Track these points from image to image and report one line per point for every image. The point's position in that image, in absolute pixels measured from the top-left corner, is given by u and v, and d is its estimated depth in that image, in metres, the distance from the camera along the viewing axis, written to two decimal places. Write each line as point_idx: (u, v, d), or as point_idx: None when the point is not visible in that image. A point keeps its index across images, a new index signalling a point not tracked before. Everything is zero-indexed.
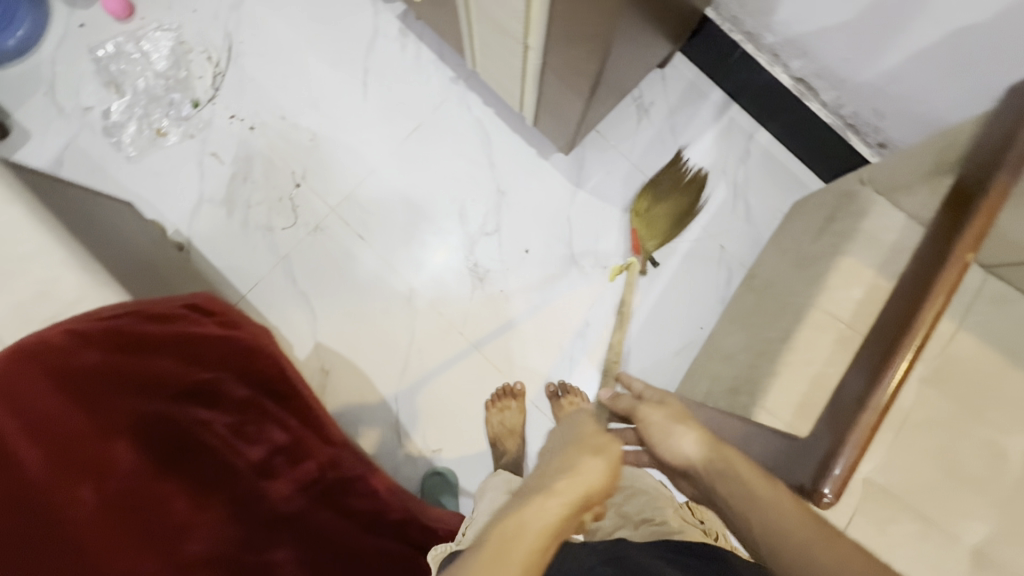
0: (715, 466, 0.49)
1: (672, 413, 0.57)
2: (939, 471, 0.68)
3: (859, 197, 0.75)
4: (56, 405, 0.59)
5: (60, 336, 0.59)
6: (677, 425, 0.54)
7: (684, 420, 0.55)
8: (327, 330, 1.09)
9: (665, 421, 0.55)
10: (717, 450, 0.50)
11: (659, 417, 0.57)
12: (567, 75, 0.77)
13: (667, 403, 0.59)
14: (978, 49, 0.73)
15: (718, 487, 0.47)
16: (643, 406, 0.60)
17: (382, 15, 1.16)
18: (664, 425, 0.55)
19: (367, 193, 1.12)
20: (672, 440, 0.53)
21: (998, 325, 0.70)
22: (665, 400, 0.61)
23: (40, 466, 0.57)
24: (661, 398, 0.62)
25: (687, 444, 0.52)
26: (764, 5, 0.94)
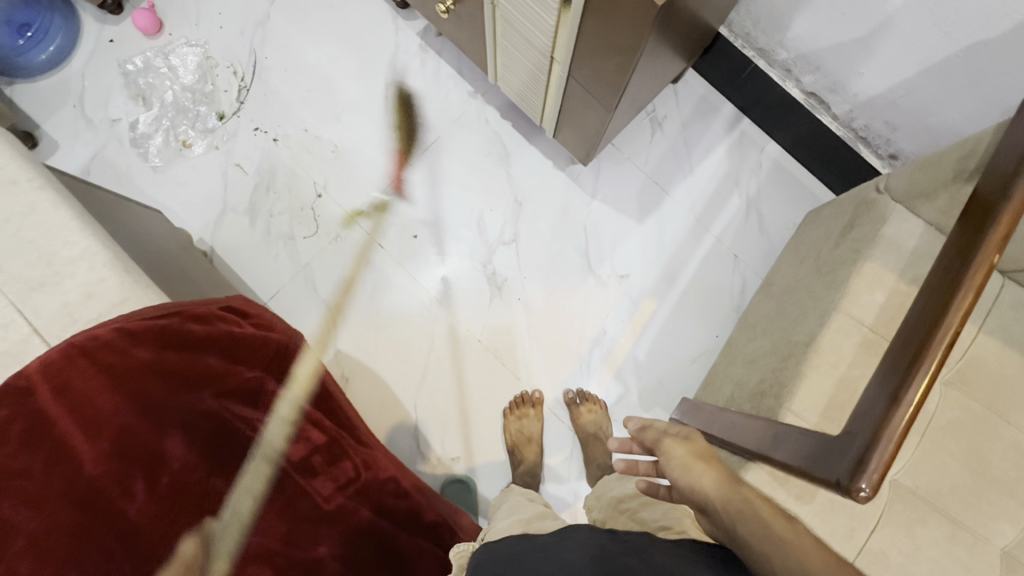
0: (733, 505, 0.49)
1: (697, 452, 0.55)
2: (967, 472, 0.69)
3: (877, 205, 0.77)
4: (110, 401, 0.57)
5: (112, 334, 0.59)
6: (699, 463, 0.53)
7: (706, 459, 0.54)
8: (348, 339, 1.13)
9: (689, 458, 0.54)
10: (735, 489, 0.50)
11: (682, 454, 0.55)
12: (590, 86, 0.81)
13: (693, 441, 0.57)
14: (989, 62, 0.77)
15: (736, 526, 0.48)
16: (669, 440, 0.58)
17: (402, 32, 1.23)
18: (686, 464, 0.54)
19: (387, 203, 1.18)
20: (693, 478, 0.53)
21: (1019, 329, 0.71)
22: (693, 438, 0.58)
23: (92, 461, 0.55)
24: (689, 433, 0.59)
25: (707, 483, 0.51)
26: (778, 23, 0.99)
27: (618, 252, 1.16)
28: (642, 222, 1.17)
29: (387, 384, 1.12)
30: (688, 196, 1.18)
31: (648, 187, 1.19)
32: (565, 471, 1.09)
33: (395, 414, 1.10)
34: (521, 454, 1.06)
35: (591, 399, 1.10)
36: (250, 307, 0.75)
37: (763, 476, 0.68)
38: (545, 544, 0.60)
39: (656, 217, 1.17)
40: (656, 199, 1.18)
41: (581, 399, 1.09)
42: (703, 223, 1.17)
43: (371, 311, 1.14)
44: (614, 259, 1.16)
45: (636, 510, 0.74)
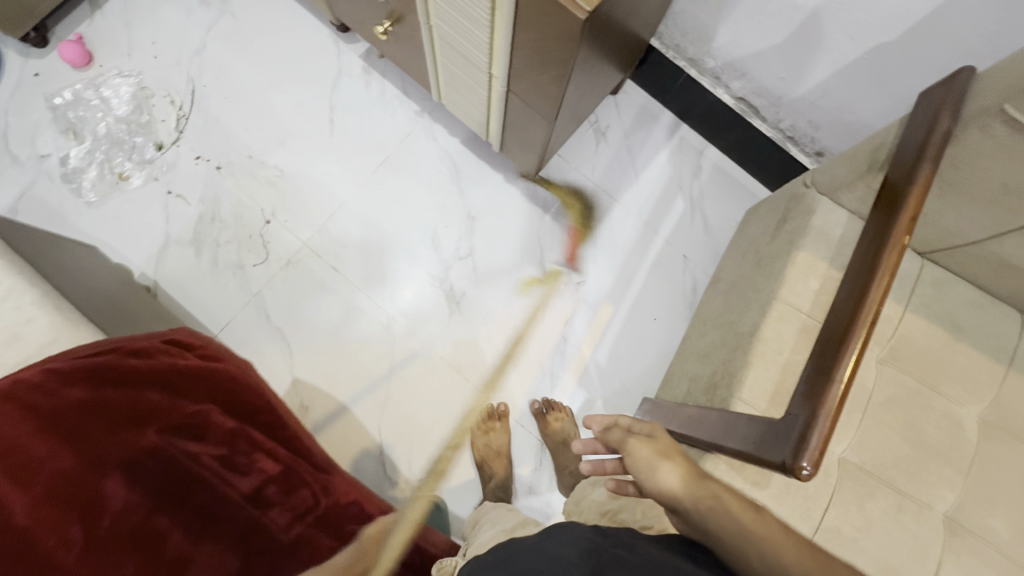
0: (704, 504, 0.50)
1: (661, 449, 0.57)
2: (905, 444, 0.73)
3: (806, 198, 0.82)
4: (40, 446, 0.54)
5: (37, 374, 0.55)
6: (662, 461, 0.55)
7: (670, 456, 0.56)
8: (306, 366, 1.10)
9: (651, 455, 0.56)
10: (703, 485, 0.52)
11: (645, 451, 0.57)
12: (528, 99, 0.83)
13: (657, 437, 0.59)
14: (891, 62, 0.84)
15: (710, 523, 0.49)
16: (633, 438, 0.60)
17: (345, 55, 1.23)
18: (649, 463, 0.55)
19: (338, 225, 1.16)
20: (658, 476, 0.54)
21: (939, 306, 0.76)
22: (656, 436, 0.60)
23: (24, 511, 0.51)
24: (653, 432, 0.61)
25: (671, 479, 0.53)
26: (704, 33, 1.04)
27: (573, 260, 1.19)
28: (594, 229, 1.20)
29: (350, 408, 1.09)
30: (636, 201, 1.22)
31: (598, 195, 1.22)
32: (536, 480, 1.09)
33: (360, 439, 1.08)
34: (491, 469, 1.06)
35: (559, 407, 1.10)
36: (194, 338, 0.75)
37: (721, 466, 0.70)
38: (531, 544, 0.59)
39: (607, 222, 1.21)
40: (605, 207, 1.21)
41: (548, 408, 1.10)
42: (652, 225, 1.21)
43: (328, 335, 1.12)
44: (569, 267, 1.18)
45: (616, 511, 0.75)
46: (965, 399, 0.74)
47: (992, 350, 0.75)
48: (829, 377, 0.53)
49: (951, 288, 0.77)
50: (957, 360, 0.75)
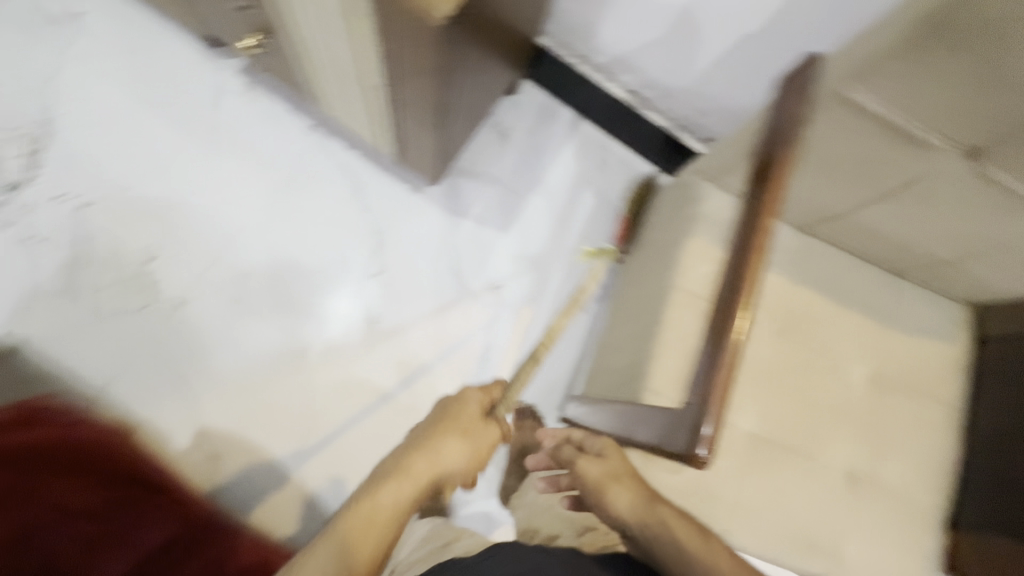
0: (649, 527, 0.61)
1: (610, 470, 0.67)
2: (804, 411, 0.77)
3: (695, 185, 0.84)
4: None
5: None
6: (611, 483, 0.66)
7: (618, 477, 0.66)
8: (212, 410, 1.02)
9: (602, 477, 0.66)
10: (651, 510, 0.62)
11: (596, 474, 0.67)
12: (411, 108, 0.80)
13: (607, 457, 0.68)
14: (758, 51, 0.89)
15: (652, 544, 0.60)
16: (584, 459, 0.69)
17: (222, 72, 1.15)
18: (599, 484, 0.66)
19: (233, 255, 1.08)
20: (608, 497, 0.65)
21: (823, 276, 0.81)
22: (606, 454, 0.68)
23: None
24: (602, 450, 0.69)
25: (619, 501, 0.64)
26: (589, 29, 1.06)
27: (489, 265, 1.17)
28: (507, 232, 1.19)
29: (267, 449, 1.02)
30: (545, 200, 1.22)
31: (508, 197, 1.21)
32: (474, 492, 1.07)
33: (281, 480, 1.02)
34: None
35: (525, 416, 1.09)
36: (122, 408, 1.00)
37: (638, 458, 0.71)
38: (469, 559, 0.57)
39: (519, 224, 1.20)
40: (516, 208, 1.21)
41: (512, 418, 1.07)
42: (563, 222, 1.22)
43: (233, 374, 1.04)
44: (486, 273, 1.17)
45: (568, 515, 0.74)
46: (854, 359, 0.79)
47: (870, 310, 0.81)
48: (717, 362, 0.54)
49: (831, 258, 0.82)
50: (843, 325, 0.80)
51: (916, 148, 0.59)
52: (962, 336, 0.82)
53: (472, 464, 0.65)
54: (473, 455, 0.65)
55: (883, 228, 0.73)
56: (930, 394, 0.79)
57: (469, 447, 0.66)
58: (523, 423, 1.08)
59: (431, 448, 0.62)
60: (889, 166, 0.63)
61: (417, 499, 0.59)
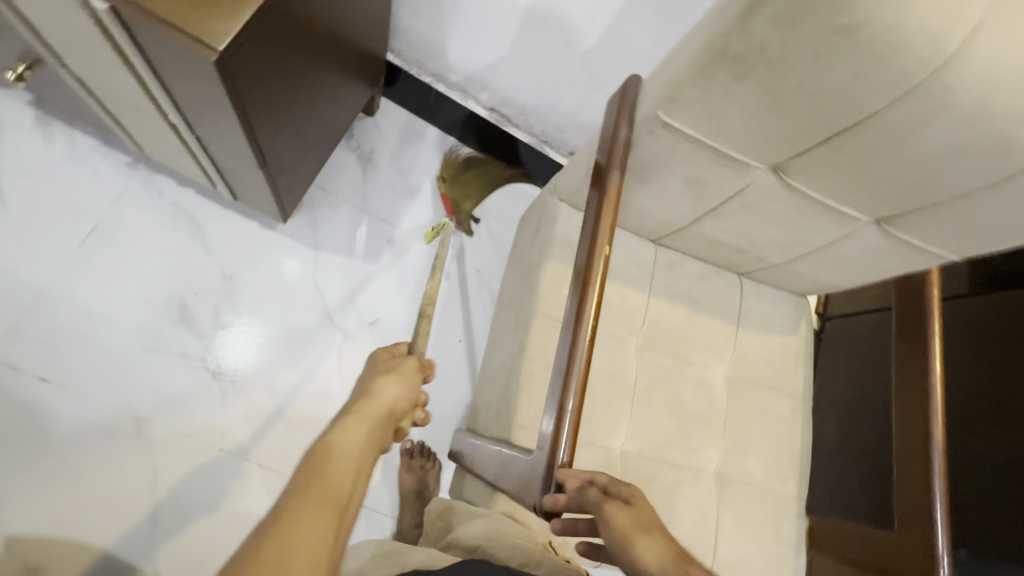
0: None
1: (640, 519, 0.52)
2: (673, 419, 0.79)
3: (551, 206, 0.83)
4: None
5: None
6: (642, 534, 0.51)
7: (648, 528, 0.52)
8: (21, 515, 0.84)
9: (631, 531, 0.51)
10: (683, 569, 0.50)
11: (624, 523, 0.51)
12: (227, 146, 0.70)
13: (636, 504, 0.53)
14: (599, 68, 0.90)
15: None
16: (613, 506, 0.52)
17: (2, 104, 0.96)
18: (626, 535, 0.51)
19: (36, 324, 0.90)
20: (636, 551, 0.50)
21: (677, 286, 0.84)
22: (636, 501, 0.54)
23: None
24: (631, 496, 0.54)
25: (648, 557, 0.50)
26: (436, 48, 1.01)
27: (360, 299, 1.09)
28: (378, 263, 1.12)
29: (102, 549, 0.85)
30: (416, 225, 1.16)
31: (376, 225, 1.14)
32: None
33: None
34: None
35: (428, 455, 1.04)
36: None
37: None
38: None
39: (391, 253, 1.13)
40: (385, 235, 1.14)
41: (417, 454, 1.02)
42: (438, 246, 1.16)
43: (45, 468, 0.86)
44: (358, 308, 1.08)
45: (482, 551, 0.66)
46: (710, 363, 0.83)
47: (722, 313, 0.85)
48: (567, 374, 0.55)
49: (684, 267, 0.85)
50: (700, 330, 0.83)
51: (732, 164, 0.62)
52: (802, 326, 0.89)
53: (413, 397, 0.58)
54: (411, 387, 0.58)
55: (722, 236, 0.77)
56: (778, 385, 0.85)
57: (403, 379, 0.58)
58: (412, 463, 1.01)
59: (366, 390, 0.55)
60: (715, 183, 0.65)
61: (374, 441, 0.51)
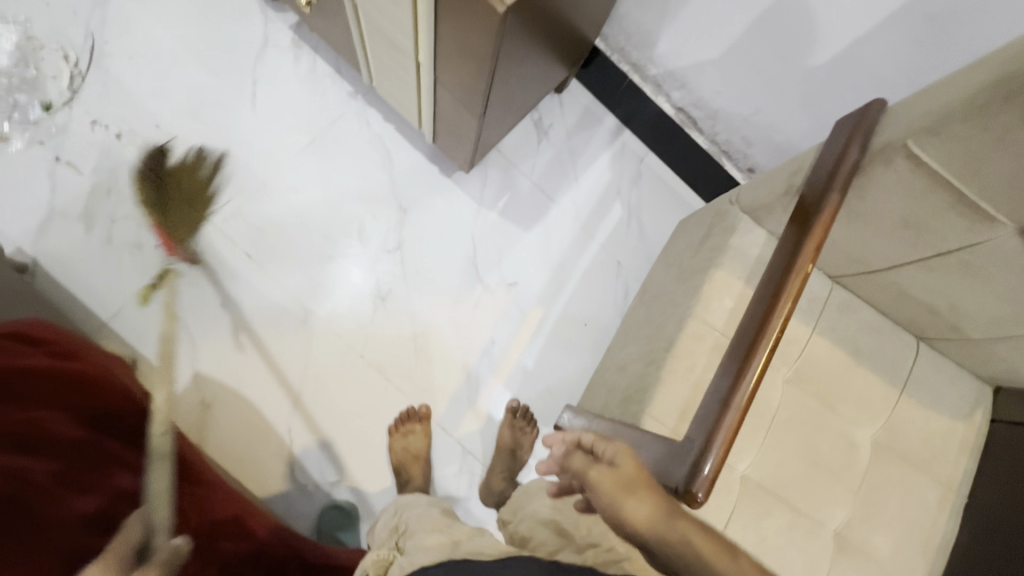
0: (668, 541, 0.49)
1: (624, 481, 0.53)
2: (804, 463, 0.75)
3: (729, 215, 0.81)
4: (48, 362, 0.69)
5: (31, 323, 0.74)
6: (627, 494, 0.52)
7: (635, 488, 0.52)
8: (208, 359, 1.02)
9: (615, 491, 0.52)
10: (670, 523, 0.50)
11: (608, 486, 0.53)
12: (457, 93, 0.77)
13: (620, 466, 0.54)
14: (820, 87, 0.86)
15: (673, 561, 0.48)
16: (595, 469, 0.55)
17: (272, 25, 1.14)
18: (614, 498, 0.52)
19: (255, 209, 1.07)
20: (623, 510, 0.51)
21: (845, 331, 0.79)
22: (619, 462, 0.55)
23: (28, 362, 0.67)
24: (614, 457, 0.55)
25: (638, 515, 0.50)
26: (648, 39, 1.03)
27: (505, 260, 1.15)
28: (530, 231, 1.17)
29: (256, 406, 1.02)
30: (573, 205, 1.20)
31: (536, 196, 1.19)
32: (456, 487, 1.06)
33: (267, 439, 1.01)
34: (407, 474, 1.00)
35: (529, 420, 1.08)
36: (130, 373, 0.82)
37: None
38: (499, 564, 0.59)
39: (543, 224, 1.18)
40: (542, 207, 1.18)
41: (522, 413, 1.07)
42: (588, 230, 1.19)
43: (232, 329, 1.03)
44: (501, 268, 1.14)
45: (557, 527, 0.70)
46: (860, 420, 0.77)
47: (887, 373, 0.78)
48: (724, 407, 0.53)
49: (857, 313, 0.79)
50: (858, 382, 0.78)
51: (969, 216, 0.57)
52: (978, 413, 0.79)
53: None
54: None
55: (918, 291, 0.71)
56: (932, 467, 0.77)
57: None
58: (513, 422, 1.06)
59: None
60: (940, 231, 0.61)
61: None
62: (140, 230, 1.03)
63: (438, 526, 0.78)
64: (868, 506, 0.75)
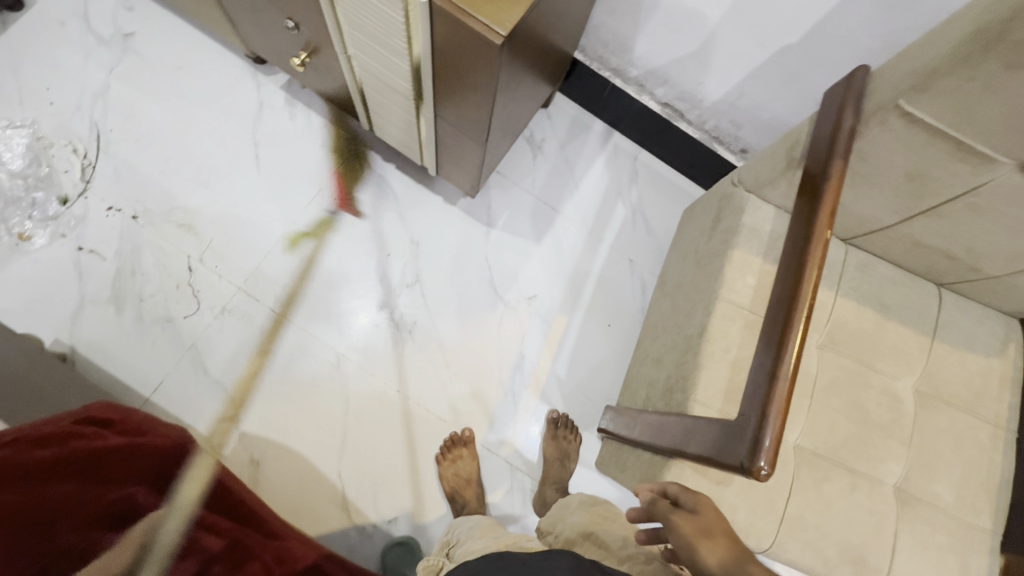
0: None
1: (702, 525, 0.55)
2: (853, 423, 0.77)
3: (736, 197, 0.84)
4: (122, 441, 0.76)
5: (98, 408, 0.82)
6: (703, 539, 0.54)
7: (711, 534, 0.55)
8: (251, 417, 1.04)
9: (692, 535, 0.55)
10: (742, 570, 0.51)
11: (686, 530, 0.56)
12: (459, 125, 0.80)
13: (701, 514, 0.57)
14: (797, 63, 0.89)
15: None
16: (676, 514, 0.58)
17: (264, 88, 1.18)
18: (689, 541, 0.55)
19: (276, 265, 1.10)
20: (698, 553, 0.53)
21: (867, 289, 0.81)
22: (699, 511, 0.57)
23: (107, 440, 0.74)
24: (695, 506, 0.58)
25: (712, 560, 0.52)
26: (624, 44, 1.07)
27: (522, 276, 1.17)
28: (540, 244, 1.19)
29: (304, 459, 1.03)
30: (577, 211, 1.23)
31: (540, 209, 1.22)
32: (510, 505, 1.07)
33: (319, 488, 1.02)
34: (462, 498, 1.01)
35: (571, 428, 1.09)
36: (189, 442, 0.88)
37: (685, 469, 0.70)
38: (530, 560, 0.61)
39: (552, 235, 1.20)
40: (548, 219, 1.21)
41: (562, 421, 1.09)
42: (595, 233, 1.22)
43: (270, 384, 1.05)
44: (519, 283, 1.17)
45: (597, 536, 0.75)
46: (900, 373, 0.79)
47: (917, 323, 0.80)
48: (773, 377, 0.53)
49: (875, 270, 0.81)
50: (890, 336, 0.80)
51: (969, 160, 0.60)
52: (1012, 348, 0.80)
53: None
54: None
55: (933, 239, 0.73)
56: (978, 408, 0.78)
57: None
58: (555, 433, 1.08)
59: None
60: (945, 180, 0.63)
61: None
62: (168, 304, 1.06)
63: (485, 531, 0.82)
64: (924, 455, 0.76)
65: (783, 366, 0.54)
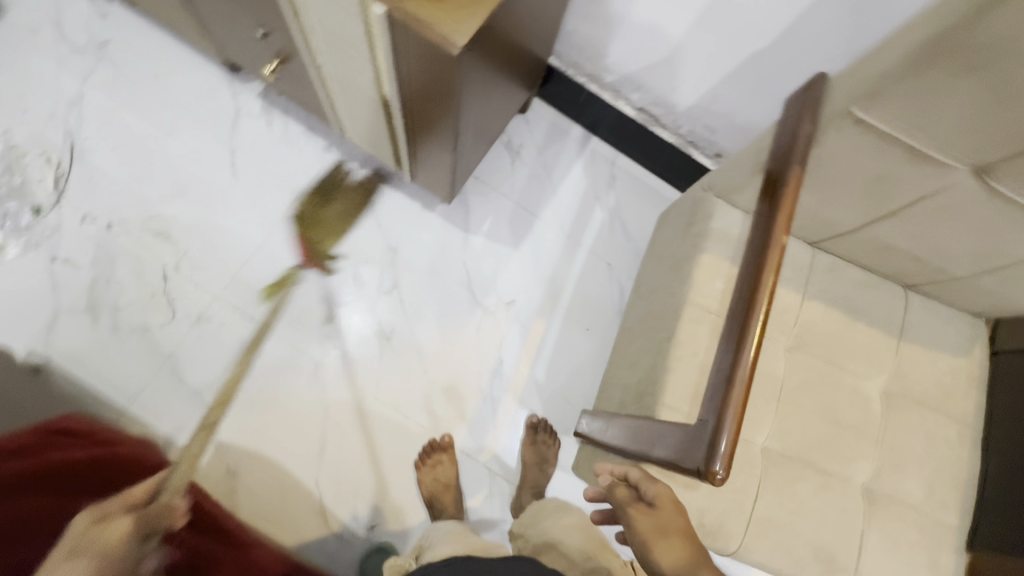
0: None
1: (660, 524, 0.59)
2: (822, 424, 0.77)
3: (706, 201, 0.85)
4: None
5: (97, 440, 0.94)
6: (659, 538, 0.58)
7: (667, 532, 0.58)
8: (228, 426, 1.03)
9: (650, 533, 0.58)
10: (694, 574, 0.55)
11: (643, 525, 0.59)
12: (428, 131, 0.81)
13: (659, 508, 0.60)
14: (766, 68, 0.91)
15: None
16: (635, 508, 0.61)
17: (241, 96, 1.19)
18: (646, 539, 0.58)
19: (253, 273, 1.10)
20: (654, 552, 0.57)
21: (835, 291, 0.82)
22: (658, 504, 0.61)
23: None
24: (654, 499, 0.61)
25: (667, 560, 0.56)
26: (598, 49, 1.07)
27: (500, 280, 1.18)
28: (518, 248, 1.20)
29: (281, 467, 1.03)
30: (556, 216, 1.23)
31: (518, 214, 1.22)
32: (490, 510, 1.07)
33: (297, 496, 1.02)
34: (441, 503, 1.02)
35: (550, 432, 1.10)
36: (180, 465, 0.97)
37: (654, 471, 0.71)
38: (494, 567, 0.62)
39: (530, 240, 1.21)
40: (527, 224, 1.22)
41: (541, 426, 1.09)
42: (574, 237, 1.22)
43: (247, 392, 1.05)
44: (497, 288, 1.17)
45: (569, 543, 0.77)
46: (867, 374, 0.80)
47: (884, 324, 0.81)
48: (730, 381, 0.54)
49: (843, 273, 0.82)
50: (857, 337, 0.81)
51: (925, 163, 0.61)
52: (977, 348, 0.81)
53: None
54: None
55: (896, 242, 0.74)
56: (945, 408, 0.79)
57: None
58: (535, 438, 1.08)
59: None
60: (902, 183, 0.64)
61: None
62: (143, 314, 1.06)
63: (457, 537, 0.82)
64: (892, 455, 0.77)
65: (740, 369, 0.54)
